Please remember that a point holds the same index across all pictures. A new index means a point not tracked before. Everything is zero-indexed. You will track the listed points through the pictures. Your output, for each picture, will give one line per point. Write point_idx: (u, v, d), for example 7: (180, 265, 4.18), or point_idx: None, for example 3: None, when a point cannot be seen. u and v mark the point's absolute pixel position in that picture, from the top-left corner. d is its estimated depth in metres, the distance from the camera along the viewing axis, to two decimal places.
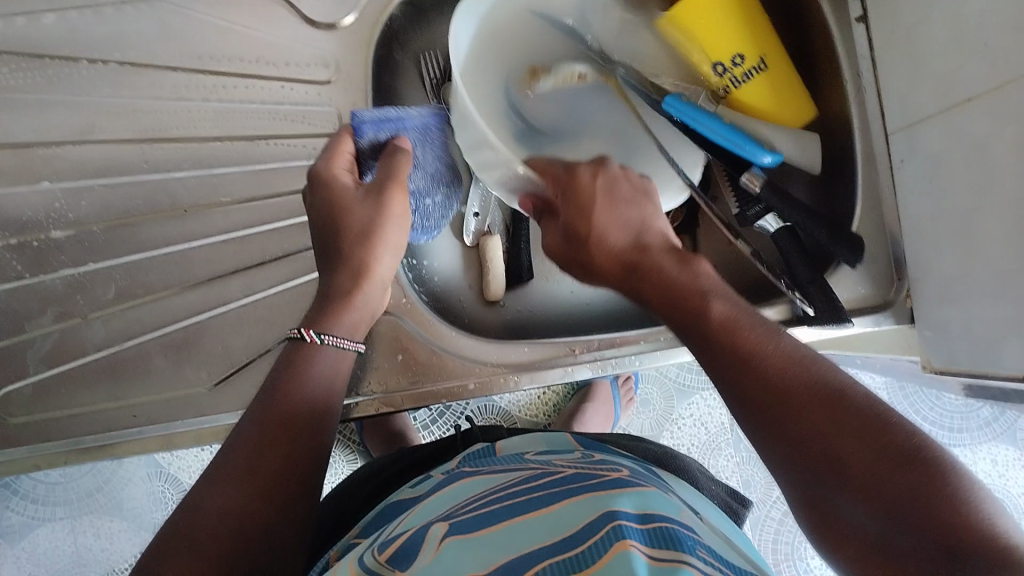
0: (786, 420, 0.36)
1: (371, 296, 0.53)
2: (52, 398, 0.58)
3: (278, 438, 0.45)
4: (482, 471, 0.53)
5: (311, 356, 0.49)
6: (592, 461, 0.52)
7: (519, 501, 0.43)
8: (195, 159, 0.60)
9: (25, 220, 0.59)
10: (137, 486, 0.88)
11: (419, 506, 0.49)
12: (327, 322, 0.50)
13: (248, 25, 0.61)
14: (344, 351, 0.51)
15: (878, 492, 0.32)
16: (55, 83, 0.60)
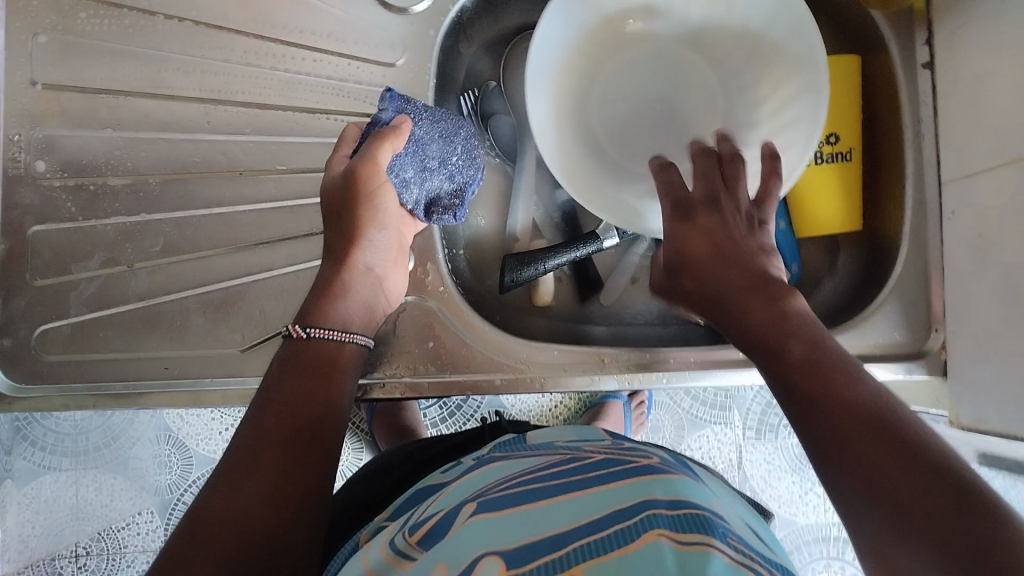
0: (843, 433, 0.37)
1: (362, 288, 0.55)
2: (88, 342, 0.59)
3: (279, 418, 0.47)
4: (511, 455, 0.53)
5: (310, 343, 0.51)
6: (625, 449, 0.52)
7: (559, 481, 0.44)
8: (254, 125, 0.61)
9: (84, 164, 0.61)
10: (144, 447, 0.89)
11: (448, 488, 0.50)
12: (324, 311, 0.52)
13: (321, 0, 0.62)
14: (339, 343, 0.52)
15: None
16: (130, 34, 0.61)
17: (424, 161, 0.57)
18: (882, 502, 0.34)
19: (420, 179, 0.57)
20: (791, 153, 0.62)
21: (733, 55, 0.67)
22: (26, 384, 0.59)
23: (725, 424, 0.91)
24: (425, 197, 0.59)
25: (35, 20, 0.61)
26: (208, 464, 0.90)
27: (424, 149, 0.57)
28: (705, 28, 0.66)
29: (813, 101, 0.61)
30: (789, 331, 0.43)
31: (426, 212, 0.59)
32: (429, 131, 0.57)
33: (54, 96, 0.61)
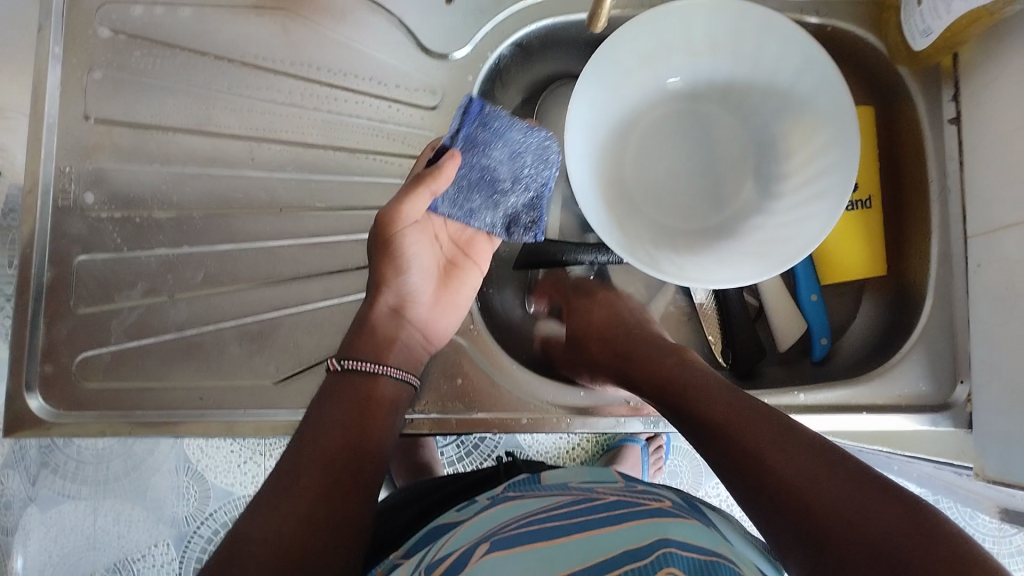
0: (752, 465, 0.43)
1: (384, 328, 0.57)
2: (126, 370, 0.61)
3: (325, 452, 0.48)
4: (525, 496, 0.54)
5: (352, 380, 0.53)
6: (638, 491, 0.53)
7: (575, 520, 0.44)
8: (296, 163, 0.63)
9: (132, 197, 0.63)
10: (164, 477, 0.90)
11: (463, 527, 0.50)
12: (361, 353, 0.54)
13: (366, 45, 0.64)
14: (371, 375, 0.54)
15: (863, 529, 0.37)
16: (182, 74, 0.63)
17: (491, 185, 0.59)
18: (793, 506, 0.40)
19: (491, 203, 0.60)
20: (823, 200, 0.64)
21: (768, 113, 0.69)
22: (65, 410, 0.60)
23: None
24: (501, 218, 0.61)
25: (91, 57, 0.63)
26: (225, 497, 0.90)
27: (496, 168, 0.58)
28: (740, 86, 0.69)
29: (845, 159, 0.63)
30: (685, 375, 0.53)
31: (506, 231, 0.62)
32: (503, 153, 0.58)
33: (106, 131, 0.63)
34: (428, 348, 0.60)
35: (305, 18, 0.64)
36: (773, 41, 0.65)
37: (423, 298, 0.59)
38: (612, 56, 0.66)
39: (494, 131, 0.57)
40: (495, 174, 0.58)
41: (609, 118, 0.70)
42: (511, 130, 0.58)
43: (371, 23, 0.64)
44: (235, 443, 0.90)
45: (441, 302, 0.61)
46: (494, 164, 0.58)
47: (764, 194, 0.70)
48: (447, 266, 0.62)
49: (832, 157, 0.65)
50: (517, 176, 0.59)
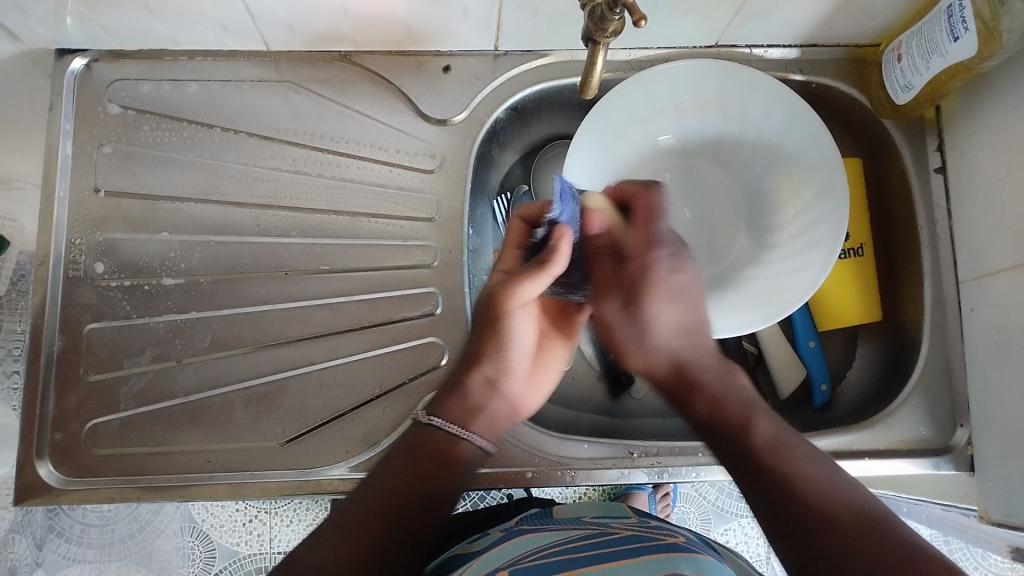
0: (810, 535, 0.40)
1: (479, 396, 0.56)
2: (134, 435, 0.61)
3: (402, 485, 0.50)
4: (541, 530, 0.55)
5: (432, 434, 0.53)
6: (652, 527, 0.54)
7: (584, 555, 0.45)
8: (301, 228, 0.65)
9: (141, 265, 0.64)
10: (168, 539, 0.90)
11: (477, 559, 0.51)
12: (447, 410, 0.54)
13: (367, 113, 0.66)
14: (454, 439, 0.53)
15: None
16: (190, 145, 0.66)
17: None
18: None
19: None
20: (814, 252, 0.66)
21: (759, 165, 0.71)
22: (76, 478, 0.60)
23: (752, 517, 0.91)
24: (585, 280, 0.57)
25: (101, 133, 0.65)
26: (231, 557, 0.90)
27: None
28: (730, 142, 0.72)
29: (838, 207, 0.65)
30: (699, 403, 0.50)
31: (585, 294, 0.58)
32: None
33: (117, 202, 0.65)
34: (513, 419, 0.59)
35: (308, 90, 0.66)
36: (759, 98, 0.67)
37: (519, 372, 0.58)
38: (604, 116, 0.69)
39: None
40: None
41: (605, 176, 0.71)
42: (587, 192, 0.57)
43: (373, 93, 0.67)
44: (240, 502, 0.90)
45: (531, 380, 0.60)
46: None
47: (758, 245, 0.71)
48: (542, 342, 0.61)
49: (823, 207, 0.67)
50: None
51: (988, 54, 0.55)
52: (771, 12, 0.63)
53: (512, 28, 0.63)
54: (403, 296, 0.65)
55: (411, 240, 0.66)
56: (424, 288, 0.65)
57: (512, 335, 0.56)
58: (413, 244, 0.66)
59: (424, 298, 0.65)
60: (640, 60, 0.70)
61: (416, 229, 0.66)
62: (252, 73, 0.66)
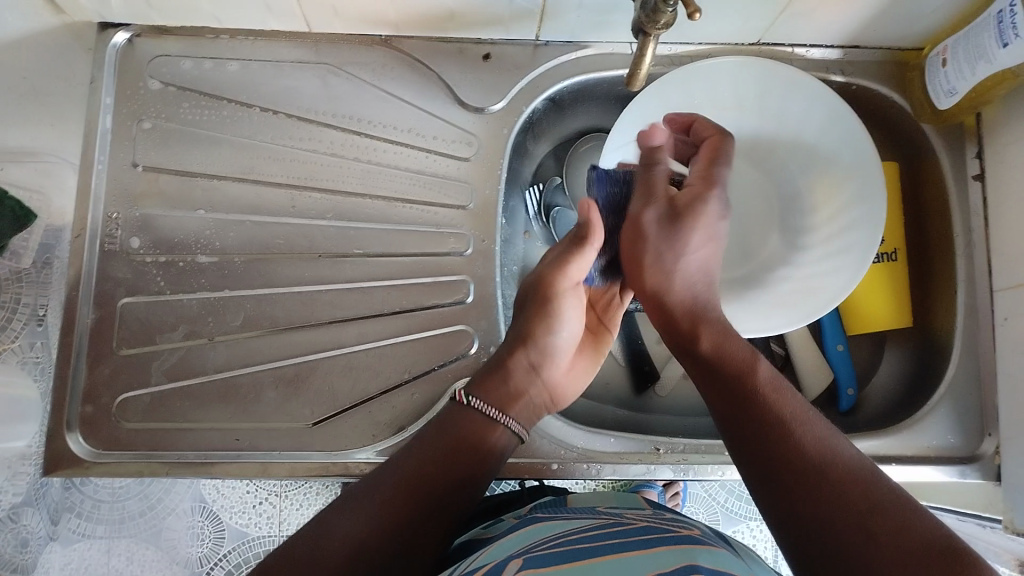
0: (806, 498, 0.40)
1: (520, 380, 0.55)
2: (164, 410, 0.62)
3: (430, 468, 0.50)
4: (555, 518, 0.54)
5: (471, 414, 0.53)
6: (667, 519, 0.54)
7: (602, 543, 0.45)
8: (336, 211, 0.65)
9: (176, 242, 0.64)
10: (178, 518, 0.90)
11: (493, 543, 0.51)
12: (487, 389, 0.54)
13: (406, 98, 0.66)
14: (492, 422, 0.53)
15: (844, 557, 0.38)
16: (228, 123, 0.66)
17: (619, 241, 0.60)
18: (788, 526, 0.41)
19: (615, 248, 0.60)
20: (850, 254, 0.66)
21: (794, 166, 0.71)
22: (105, 450, 0.61)
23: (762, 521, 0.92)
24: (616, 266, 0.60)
25: (140, 108, 0.65)
26: (240, 538, 0.91)
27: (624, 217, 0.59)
28: (765, 141, 0.71)
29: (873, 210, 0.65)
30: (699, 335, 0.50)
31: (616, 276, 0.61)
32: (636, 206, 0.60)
33: (154, 178, 0.65)
34: (549, 407, 0.59)
35: (348, 73, 0.66)
36: (799, 98, 0.67)
37: (563, 360, 0.58)
38: (641, 111, 0.68)
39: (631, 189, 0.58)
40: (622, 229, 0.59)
41: None
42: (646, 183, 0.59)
43: (413, 78, 0.67)
44: (251, 484, 0.90)
45: (573, 366, 0.60)
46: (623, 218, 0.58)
47: (791, 246, 0.71)
48: (587, 333, 0.63)
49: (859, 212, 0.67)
50: None
51: None
52: (816, 13, 0.63)
53: (556, 18, 0.63)
54: (435, 283, 0.65)
55: (445, 227, 0.66)
56: (457, 276, 0.65)
57: (559, 322, 0.56)
58: (447, 231, 0.66)
59: (456, 285, 0.65)
60: (680, 56, 0.70)
61: (450, 217, 0.66)
62: (293, 55, 0.66)
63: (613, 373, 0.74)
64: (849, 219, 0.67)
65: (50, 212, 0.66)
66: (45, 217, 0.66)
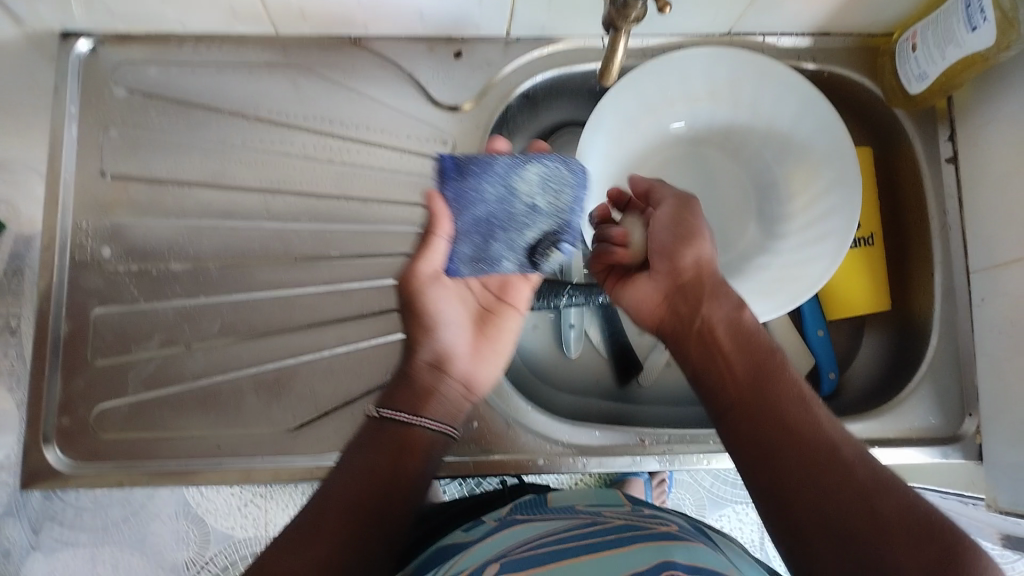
0: (825, 482, 0.41)
1: (423, 379, 0.56)
2: (143, 420, 0.61)
3: (371, 482, 0.50)
4: (534, 519, 0.54)
5: (385, 429, 0.53)
6: (646, 515, 0.54)
7: (576, 544, 0.45)
8: (311, 214, 0.65)
9: (149, 250, 0.63)
10: (162, 523, 0.88)
11: (471, 548, 0.51)
12: (390, 399, 0.55)
13: (378, 97, 0.66)
14: (405, 425, 0.53)
15: (855, 542, 0.39)
16: (197, 128, 0.65)
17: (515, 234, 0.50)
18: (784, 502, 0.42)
19: (476, 249, 0.51)
20: (827, 241, 0.67)
21: (770, 154, 0.71)
22: (84, 463, 0.60)
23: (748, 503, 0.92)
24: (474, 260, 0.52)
25: (106, 115, 0.64)
26: (225, 541, 0.89)
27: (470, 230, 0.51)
28: (741, 130, 0.72)
29: (850, 198, 0.66)
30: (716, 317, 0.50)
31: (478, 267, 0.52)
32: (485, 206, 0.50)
33: (123, 186, 0.64)
34: (471, 396, 0.58)
35: (317, 74, 0.66)
36: (772, 87, 0.67)
37: (459, 348, 0.57)
38: (615, 103, 0.68)
39: (492, 172, 0.50)
40: (508, 222, 0.50)
41: (616, 162, 0.71)
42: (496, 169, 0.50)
43: (384, 77, 0.66)
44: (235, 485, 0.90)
45: (480, 350, 0.58)
46: (495, 214, 0.50)
47: (768, 235, 0.71)
48: (483, 313, 0.58)
49: (834, 197, 0.67)
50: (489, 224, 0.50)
51: (1008, 43, 0.54)
52: (787, 0, 0.63)
53: (526, 13, 0.62)
54: None
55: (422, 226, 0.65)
56: None
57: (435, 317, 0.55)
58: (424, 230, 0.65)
59: None
60: (652, 48, 0.70)
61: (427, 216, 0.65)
62: (259, 56, 0.65)
63: (596, 367, 0.74)
64: (826, 206, 0.68)
65: (19, 220, 0.64)
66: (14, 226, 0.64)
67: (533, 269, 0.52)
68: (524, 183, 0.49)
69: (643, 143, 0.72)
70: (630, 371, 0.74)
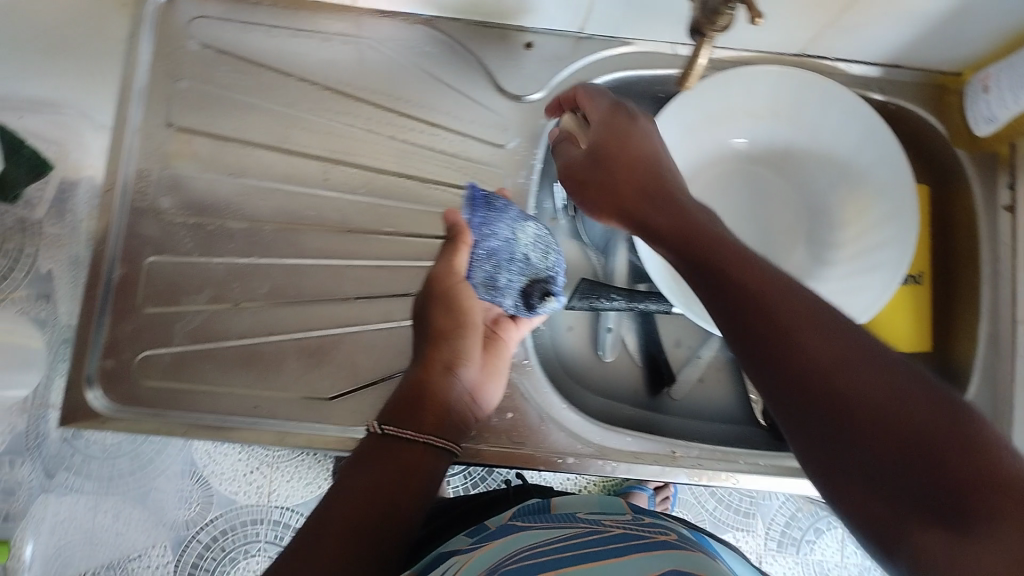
0: (840, 388, 0.35)
1: (440, 389, 0.55)
2: (185, 371, 0.61)
3: (371, 496, 0.48)
4: (531, 526, 0.55)
5: (395, 447, 0.51)
6: (642, 524, 0.54)
7: (572, 554, 0.46)
8: (369, 187, 0.65)
9: (208, 205, 0.64)
10: (168, 479, 0.82)
11: (470, 556, 0.51)
12: (400, 415, 0.52)
13: (446, 81, 0.67)
14: (416, 442, 0.51)
15: (871, 419, 0.33)
16: (265, 90, 0.65)
17: (519, 265, 0.62)
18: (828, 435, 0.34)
19: (489, 282, 0.61)
20: (876, 272, 0.67)
21: (826, 180, 0.71)
22: (123, 407, 0.60)
23: (748, 531, 0.89)
24: (490, 289, 0.61)
25: (178, 67, 0.65)
26: (228, 505, 0.84)
27: (488, 259, 0.61)
28: (799, 153, 0.72)
29: (906, 232, 0.66)
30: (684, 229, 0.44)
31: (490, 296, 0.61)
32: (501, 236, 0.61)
33: (187, 138, 0.65)
34: (476, 411, 0.59)
35: (389, 50, 0.66)
36: (839, 113, 0.68)
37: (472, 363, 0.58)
38: (681, 112, 0.68)
39: (504, 216, 0.61)
40: (516, 253, 0.61)
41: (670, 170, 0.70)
42: (506, 209, 0.62)
43: (454, 61, 0.67)
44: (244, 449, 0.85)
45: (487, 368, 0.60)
46: (500, 249, 0.61)
47: (816, 260, 0.70)
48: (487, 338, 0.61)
49: (891, 228, 0.67)
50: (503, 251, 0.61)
51: None
52: (865, 28, 0.63)
53: (605, 13, 0.63)
54: None
55: None
56: None
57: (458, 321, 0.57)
58: None
59: None
60: (722, 61, 0.70)
61: None
62: (335, 27, 0.66)
63: (629, 372, 0.75)
64: (880, 238, 0.68)
65: (66, 163, 0.67)
66: (61, 168, 0.67)
67: (529, 313, 0.63)
68: (522, 232, 0.62)
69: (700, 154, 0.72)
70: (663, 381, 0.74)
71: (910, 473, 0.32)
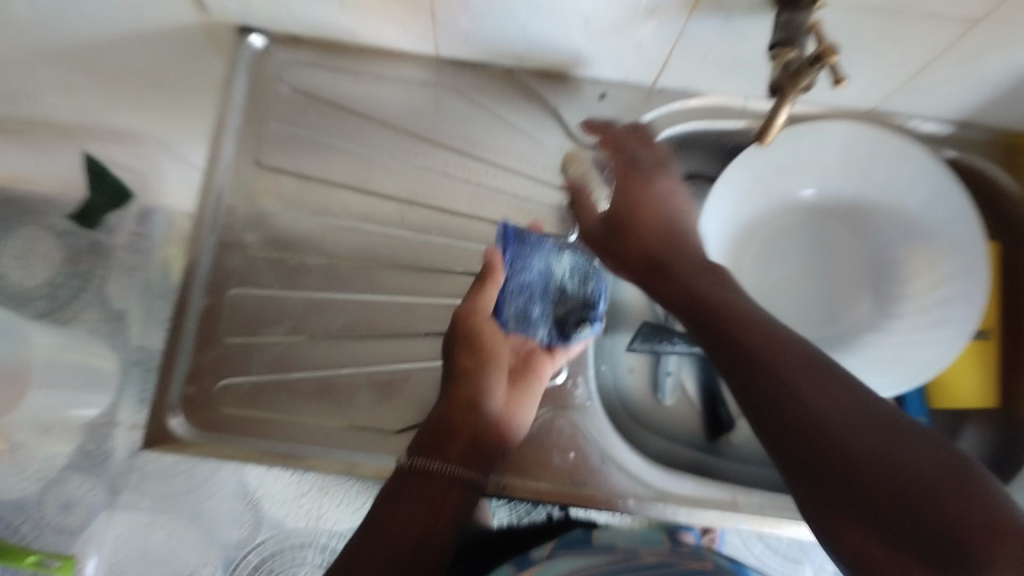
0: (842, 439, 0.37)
1: (460, 419, 0.58)
2: (262, 401, 0.63)
3: (400, 534, 0.53)
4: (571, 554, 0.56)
5: (421, 481, 0.55)
6: (680, 559, 0.55)
7: None
8: (444, 229, 0.68)
9: (290, 241, 0.67)
10: None
11: None
12: (423, 449, 0.56)
13: (522, 128, 0.69)
14: (437, 475, 0.55)
15: (879, 464, 0.36)
16: (348, 132, 0.68)
17: (551, 299, 0.63)
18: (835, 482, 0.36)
19: (520, 317, 0.62)
20: (943, 328, 0.67)
21: (893, 233, 0.71)
22: (202, 433, 0.62)
23: None
24: (522, 324, 0.62)
25: (268, 109, 0.68)
26: None
27: (519, 294, 0.62)
28: (865, 206, 0.72)
29: (973, 289, 0.66)
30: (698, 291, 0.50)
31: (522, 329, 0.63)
32: (534, 274, 0.61)
33: (274, 177, 0.68)
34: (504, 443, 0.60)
35: (468, 98, 0.69)
36: (908, 169, 0.68)
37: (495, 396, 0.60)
38: (749, 164, 0.69)
39: (536, 250, 0.61)
40: (548, 290, 0.62)
41: (737, 220, 0.72)
42: (544, 243, 0.62)
43: (530, 109, 0.69)
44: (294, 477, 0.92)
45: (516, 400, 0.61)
46: (534, 283, 0.62)
47: (881, 313, 0.71)
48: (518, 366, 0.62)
49: (958, 284, 0.67)
50: (535, 288, 0.62)
51: None
52: (939, 89, 0.64)
53: (681, 67, 0.64)
54: None
55: None
56: None
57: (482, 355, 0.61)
58: None
59: None
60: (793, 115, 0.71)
61: None
62: (418, 74, 0.69)
63: (687, 417, 0.75)
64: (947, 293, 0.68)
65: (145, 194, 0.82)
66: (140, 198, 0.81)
67: (563, 342, 0.63)
68: (560, 264, 0.62)
69: (766, 205, 0.73)
70: (722, 425, 0.74)
71: (920, 516, 0.34)
